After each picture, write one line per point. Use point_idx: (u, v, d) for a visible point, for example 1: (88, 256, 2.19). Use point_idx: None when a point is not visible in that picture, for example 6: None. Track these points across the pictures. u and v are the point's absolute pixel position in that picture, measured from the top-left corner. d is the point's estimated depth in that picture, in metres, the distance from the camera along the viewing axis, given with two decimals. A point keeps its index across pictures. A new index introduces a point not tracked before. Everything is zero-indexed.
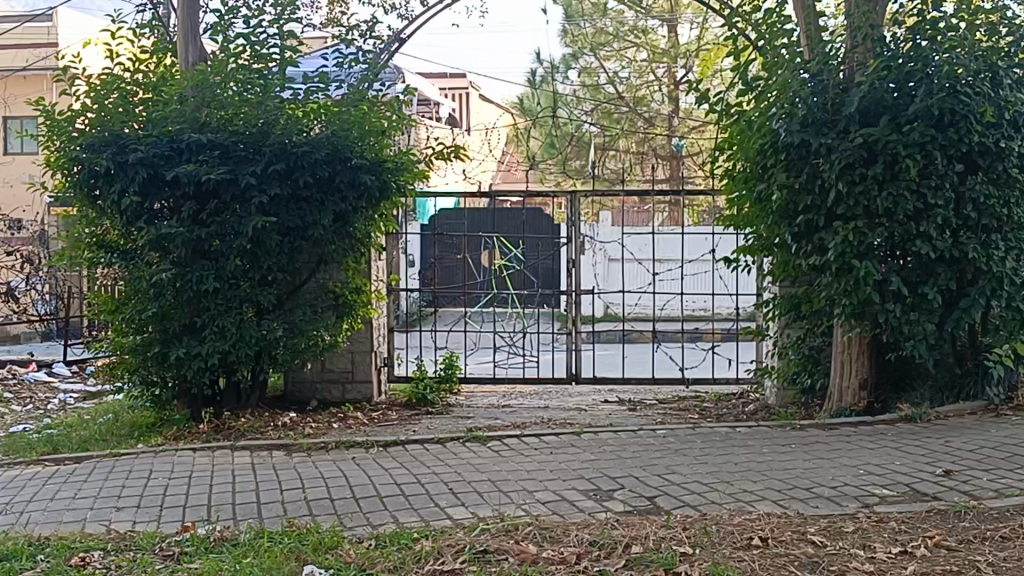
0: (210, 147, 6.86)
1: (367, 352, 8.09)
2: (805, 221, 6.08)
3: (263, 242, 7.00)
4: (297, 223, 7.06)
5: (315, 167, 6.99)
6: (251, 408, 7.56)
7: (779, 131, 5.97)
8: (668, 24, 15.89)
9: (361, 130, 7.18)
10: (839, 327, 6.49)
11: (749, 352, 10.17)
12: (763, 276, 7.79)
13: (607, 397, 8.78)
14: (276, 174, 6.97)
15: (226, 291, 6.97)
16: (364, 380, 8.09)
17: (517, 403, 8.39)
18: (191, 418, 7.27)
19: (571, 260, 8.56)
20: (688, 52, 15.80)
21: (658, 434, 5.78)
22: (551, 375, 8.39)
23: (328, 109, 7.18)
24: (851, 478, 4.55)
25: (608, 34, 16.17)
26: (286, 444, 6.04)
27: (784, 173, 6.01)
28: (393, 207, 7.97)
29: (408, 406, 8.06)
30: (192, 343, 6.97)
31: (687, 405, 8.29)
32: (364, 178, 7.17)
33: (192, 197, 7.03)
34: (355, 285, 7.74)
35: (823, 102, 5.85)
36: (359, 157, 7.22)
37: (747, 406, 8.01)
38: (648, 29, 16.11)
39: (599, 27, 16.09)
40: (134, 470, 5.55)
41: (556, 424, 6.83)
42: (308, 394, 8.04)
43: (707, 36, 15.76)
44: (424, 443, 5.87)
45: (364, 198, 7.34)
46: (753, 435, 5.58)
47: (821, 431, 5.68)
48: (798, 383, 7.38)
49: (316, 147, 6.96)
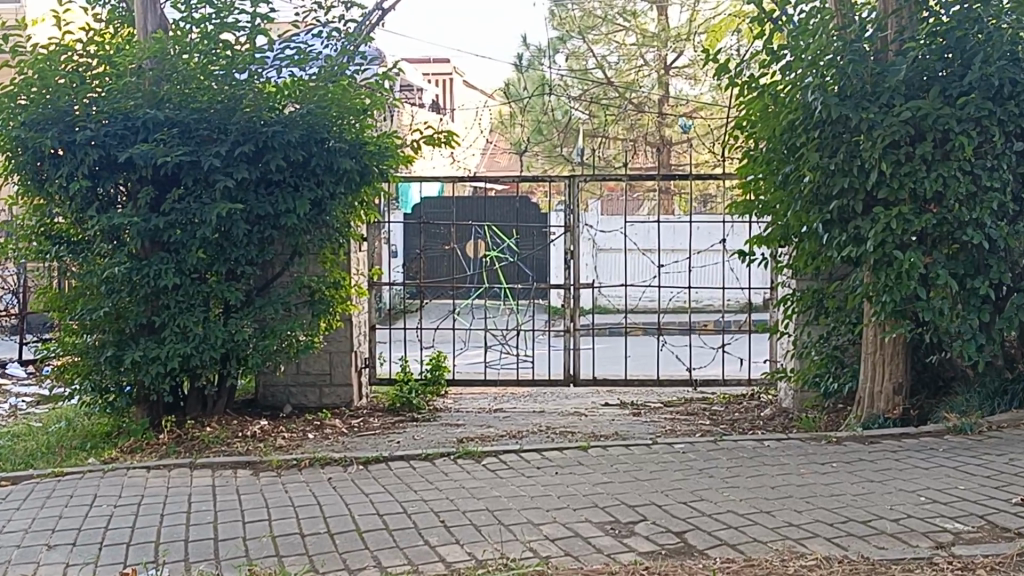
0: (170, 125, 6.14)
1: (346, 352, 7.39)
2: (840, 206, 5.39)
3: (230, 232, 6.27)
4: (267, 211, 6.33)
5: (289, 148, 6.29)
6: (218, 417, 6.84)
7: (812, 104, 5.29)
8: (657, 6, 15.13)
9: (339, 109, 6.47)
10: (874, 325, 5.88)
11: (758, 349, 9.50)
12: (781, 269, 7.12)
13: (608, 399, 8.11)
14: (244, 156, 6.25)
15: (188, 286, 6.26)
16: (343, 384, 7.39)
17: (509, 407, 7.71)
18: (150, 428, 6.56)
19: (569, 252, 7.86)
20: (680, 36, 15.03)
21: (675, 449, 5.09)
22: (548, 376, 7.71)
23: (303, 85, 6.47)
24: (914, 507, 3.89)
25: (597, 17, 15.22)
26: (254, 461, 5.33)
27: (816, 153, 5.33)
28: (376, 195, 7.27)
29: (391, 411, 7.38)
30: (150, 345, 6.25)
31: (695, 409, 7.62)
32: (343, 162, 6.47)
33: (151, 181, 6.30)
34: (332, 279, 7.03)
35: (863, 71, 5.17)
36: (338, 139, 6.51)
37: (761, 410, 7.34)
38: (637, 11, 15.05)
39: (587, 10, 15.20)
40: (76, 494, 4.82)
41: (556, 434, 6.14)
42: (281, 399, 7.35)
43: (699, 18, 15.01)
44: (409, 460, 5.17)
45: (343, 183, 6.63)
46: (785, 451, 4.91)
47: (861, 445, 5.02)
48: (820, 386, 6.71)
49: (288, 126, 6.25)
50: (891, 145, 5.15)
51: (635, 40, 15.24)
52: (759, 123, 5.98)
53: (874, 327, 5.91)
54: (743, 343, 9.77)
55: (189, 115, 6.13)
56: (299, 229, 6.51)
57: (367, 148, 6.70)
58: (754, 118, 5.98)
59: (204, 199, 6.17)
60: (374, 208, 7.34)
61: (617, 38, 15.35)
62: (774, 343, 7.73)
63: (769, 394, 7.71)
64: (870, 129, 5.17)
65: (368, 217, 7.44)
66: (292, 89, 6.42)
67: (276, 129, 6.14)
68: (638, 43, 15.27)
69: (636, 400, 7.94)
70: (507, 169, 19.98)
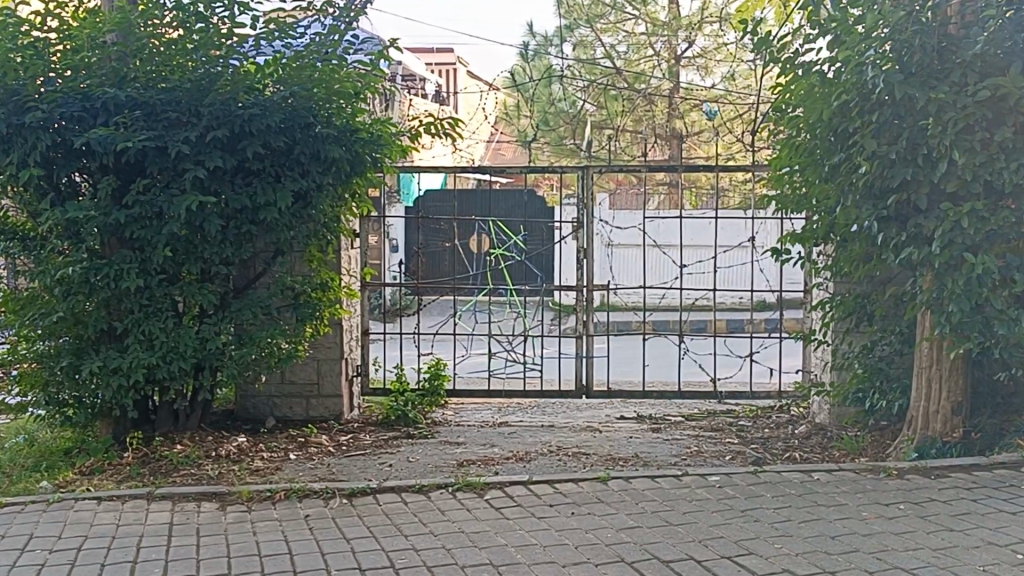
0: (132, 105, 5.42)
1: (336, 361, 6.69)
2: (899, 199, 4.67)
3: (202, 227, 5.56)
4: (244, 204, 5.61)
5: (269, 133, 5.59)
6: (191, 433, 6.11)
7: (870, 83, 4.57)
8: None
9: (328, 90, 5.78)
10: (931, 337, 5.22)
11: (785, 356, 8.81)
12: (820, 270, 6.40)
13: (623, 411, 7.40)
14: (219, 142, 5.54)
15: (154, 288, 5.55)
16: (332, 395, 6.71)
17: (514, 421, 7.03)
18: (114, 446, 5.85)
19: (580, 250, 7.14)
20: (693, 25, 14.32)
21: (710, 482, 4.39)
22: (558, 387, 7.01)
23: (287, 62, 5.75)
24: (1015, 568, 3.20)
25: (604, 5, 14.56)
26: (223, 491, 4.63)
27: (874, 140, 4.61)
28: (369, 187, 6.55)
29: (385, 426, 6.69)
30: (111, 354, 5.54)
31: (720, 424, 6.91)
32: (332, 149, 5.75)
33: (112, 169, 5.59)
34: (320, 280, 6.30)
35: (930, 44, 4.45)
36: (326, 125, 5.81)
37: (793, 427, 6.64)
38: None
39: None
40: (10, 533, 4.10)
41: (568, 459, 5.44)
42: (264, 411, 6.67)
43: (712, 7, 14.27)
44: (401, 493, 4.47)
45: (331, 173, 5.92)
46: (839, 487, 4.20)
47: (926, 478, 4.32)
48: (862, 402, 6.01)
49: (268, 110, 5.53)
50: (961, 129, 4.46)
51: (644, 29, 14.59)
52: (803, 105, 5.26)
53: (929, 342, 5.27)
54: (767, 350, 9.13)
55: (155, 95, 5.41)
56: (281, 225, 5.80)
57: (359, 134, 5.99)
58: (797, 100, 5.25)
59: (172, 189, 5.46)
60: (367, 202, 6.63)
61: (625, 27, 14.66)
62: (807, 352, 7.03)
63: (802, 407, 7.01)
64: (938, 111, 4.46)
65: (361, 210, 6.74)
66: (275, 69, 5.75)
67: (255, 111, 5.43)
68: (647, 31, 14.63)
69: (654, 413, 7.24)
70: (511, 161, 19.23)
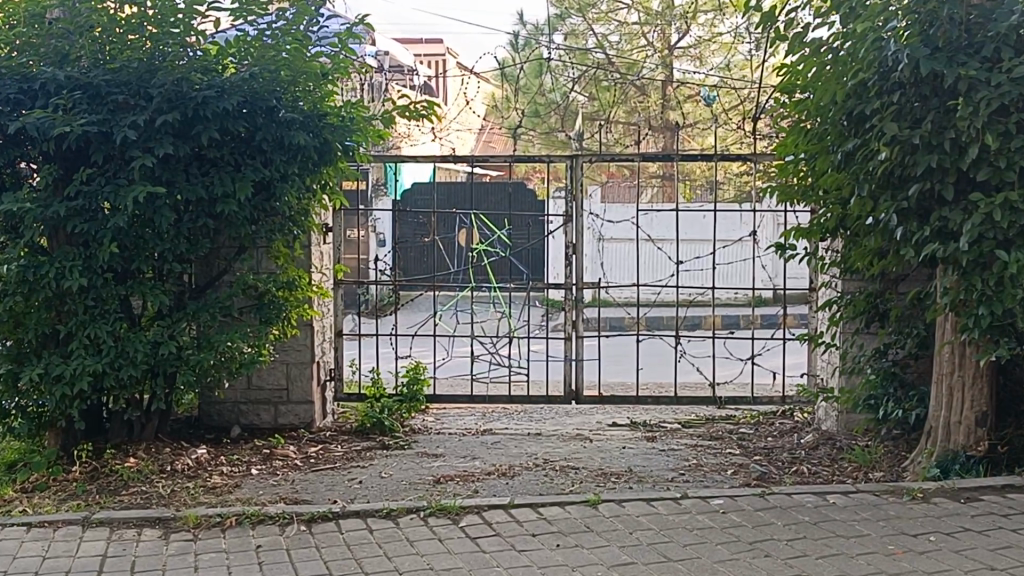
0: (74, 86, 4.93)
1: (306, 365, 6.20)
2: (922, 189, 4.20)
3: (153, 222, 5.07)
4: (200, 195, 5.11)
5: (227, 117, 5.11)
6: (147, 444, 5.61)
7: (890, 59, 4.10)
8: None
9: (293, 71, 5.28)
10: (954, 339, 4.77)
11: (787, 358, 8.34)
12: (828, 267, 5.92)
13: (616, 417, 6.93)
14: (172, 128, 5.05)
15: (100, 288, 5.06)
16: (302, 402, 6.22)
17: (499, 428, 6.55)
18: (60, 459, 5.36)
19: (569, 245, 6.65)
20: (687, 14, 13.83)
21: (713, 507, 3.92)
22: (546, 393, 6.53)
23: (247, 41, 5.26)
24: None
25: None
26: (168, 515, 4.15)
27: (893, 123, 4.14)
28: (340, 177, 6.05)
29: (359, 434, 6.21)
30: (54, 360, 5.05)
31: (719, 432, 6.45)
32: (297, 135, 5.26)
33: (55, 157, 5.10)
34: (286, 278, 5.80)
35: (959, 16, 3.98)
36: (291, 108, 5.33)
37: (799, 437, 6.17)
38: None
39: None
40: None
41: (556, 477, 4.96)
42: (229, 419, 6.19)
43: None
44: (368, 519, 4.00)
45: (297, 161, 5.43)
46: (858, 514, 3.74)
47: (956, 502, 3.87)
48: (874, 410, 5.54)
49: (225, 92, 5.04)
50: (992, 111, 4.00)
51: (637, 18, 14.12)
52: (813, 86, 4.78)
53: (951, 346, 4.81)
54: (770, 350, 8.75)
55: (101, 75, 4.92)
56: (242, 219, 5.31)
57: (327, 119, 5.50)
58: (808, 80, 4.78)
59: (119, 179, 4.98)
60: (339, 194, 6.14)
61: (617, 17, 14.19)
62: (813, 354, 6.56)
63: (808, 413, 6.54)
64: (967, 91, 4.00)
65: (333, 202, 6.25)
66: (237, 49, 5.26)
67: (210, 94, 4.94)
68: (641, 21, 14.16)
69: (650, 419, 6.77)
70: (499, 153, 18.69)
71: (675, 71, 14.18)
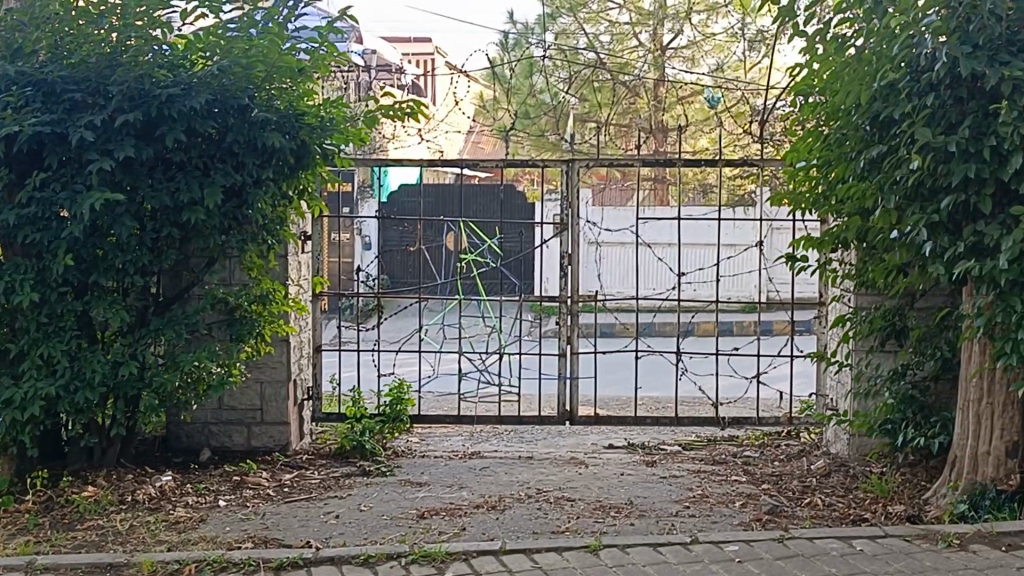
0: (25, 83, 4.51)
1: (282, 384, 5.79)
2: (955, 202, 3.82)
3: (113, 232, 4.65)
4: (165, 203, 4.70)
5: (194, 117, 4.70)
6: (108, 470, 5.19)
7: (925, 58, 3.72)
8: None
9: (268, 67, 4.87)
10: (986, 364, 4.38)
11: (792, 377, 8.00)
12: (842, 281, 5.52)
13: (612, 438, 6.52)
14: (134, 129, 4.63)
15: (55, 303, 4.64)
16: (277, 423, 5.80)
17: (488, 451, 6.15)
18: (12, 488, 4.93)
19: (565, 256, 6.24)
20: (680, 15, 13.44)
21: (728, 555, 3.52)
22: (539, 413, 6.12)
23: (218, 34, 4.84)
24: None
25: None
26: (121, 560, 3.74)
27: (926, 129, 3.75)
28: (320, 181, 5.63)
29: (339, 459, 5.80)
30: (4, 381, 4.62)
31: (722, 455, 6.05)
32: (272, 138, 4.85)
33: (5, 160, 4.68)
34: (260, 291, 5.39)
35: (1002, 11, 3.60)
36: (265, 108, 4.92)
37: (808, 461, 5.79)
38: None
39: None
40: None
41: (550, 512, 4.55)
42: (199, 441, 5.79)
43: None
44: (343, 568, 3.58)
45: (272, 166, 5.01)
46: (890, 566, 3.36)
47: (997, 552, 3.49)
48: (892, 437, 5.16)
49: (193, 90, 4.63)
50: None
51: (629, 18, 13.72)
52: (834, 88, 4.40)
53: (982, 372, 4.42)
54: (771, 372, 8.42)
55: (55, 71, 4.51)
56: (211, 228, 4.89)
57: (305, 119, 5.09)
58: (828, 79, 4.39)
59: (75, 185, 4.56)
60: (318, 201, 5.72)
61: (608, 17, 13.78)
62: (822, 372, 6.17)
63: (816, 435, 6.15)
64: (1011, 96, 3.63)
65: (311, 209, 5.84)
66: (207, 42, 4.84)
67: (175, 92, 4.53)
68: (632, 21, 13.76)
69: (648, 441, 6.37)
70: (488, 154, 18.25)
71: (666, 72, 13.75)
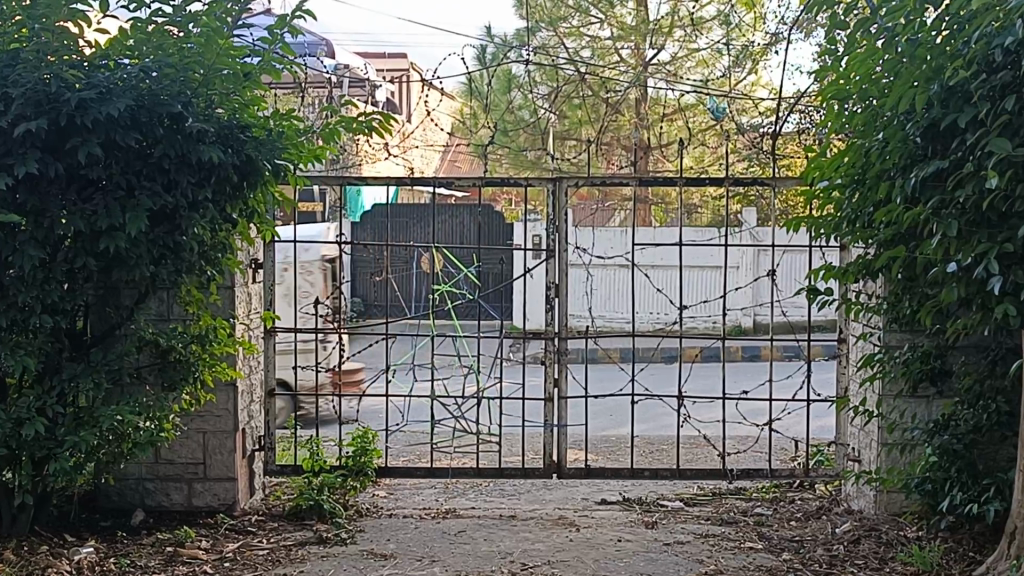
0: None
1: (229, 434, 5.03)
2: None
3: (17, 263, 3.91)
4: (80, 228, 3.96)
5: (112, 126, 3.99)
6: (18, 539, 4.41)
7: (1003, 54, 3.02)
8: None
9: (207, 70, 4.13)
10: None
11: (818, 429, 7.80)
12: (869, 317, 4.82)
13: (606, 493, 5.78)
14: (43, 141, 3.90)
15: None
16: (222, 479, 5.05)
17: (465, 509, 5.39)
18: None
19: (551, 286, 5.50)
20: (663, 30, 12.70)
21: None
22: (523, 467, 5.38)
23: (148, 30, 4.09)
24: None
25: (567, 7, 12.94)
26: None
27: (1004, 139, 3.05)
28: (271, 202, 4.87)
29: (294, 521, 5.03)
30: None
31: (732, 513, 5.33)
32: (210, 150, 4.12)
33: None
34: (199, 329, 4.64)
35: None
36: (203, 117, 4.20)
37: (831, 522, 5.08)
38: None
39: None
40: None
41: None
42: (132, 500, 5.04)
43: (683, 10, 12.68)
44: None
45: (210, 185, 4.27)
46: None
47: None
48: (932, 499, 4.45)
49: (113, 95, 3.90)
50: None
51: (610, 34, 12.93)
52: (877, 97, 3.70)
53: None
54: (783, 422, 7.75)
55: None
56: (138, 258, 4.15)
57: (250, 131, 4.36)
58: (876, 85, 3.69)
59: None
60: (269, 224, 4.98)
61: (589, 31, 13.02)
62: (842, 417, 5.46)
63: (835, 489, 5.43)
64: None
65: (262, 234, 5.07)
66: (134, 40, 4.10)
67: (90, 96, 3.81)
68: (613, 37, 12.99)
69: (647, 496, 5.64)
70: (465, 173, 17.51)
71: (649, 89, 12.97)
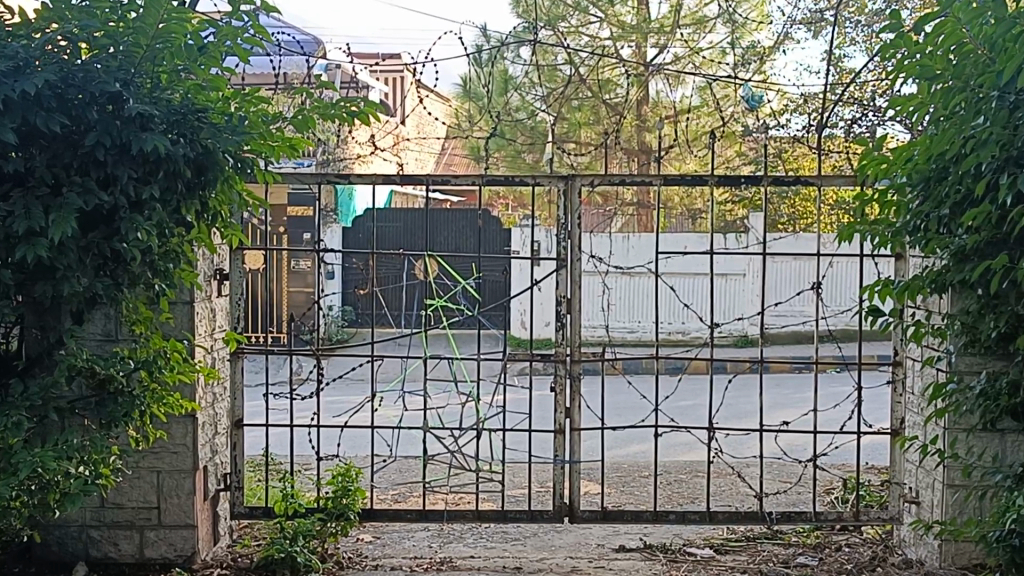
0: None
1: (187, 474, 4.30)
2: None
3: None
4: None
5: (31, 106, 3.27)
6: None
7: None
8: None
9: (151, 43, 3.40)
10: None
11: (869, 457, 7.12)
12: (941, 341, 4.07)
13: (626, 537, 5.06)
14: None
15: None
16: (177, 528, 4.31)
17: (462, 559, 4.66)
18: None
19: (562, 300, 4.75)
20: (665, 28, 11.90)
21: None
22: (532, 511, 4.64)
23: None
24: None
25: (565, 6, 12.01)
26: None
27: None
28: (235, 202, 4.12)
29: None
30: None
31: (772, 563, 4.61)
32: (154, 138, 3.39)
33: None
34: (147, 354, 3.91)
35: None
36: (148, 100, 3.48)
37: None
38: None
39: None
40: None
41: None
42: (74, 550, 4.32)
43: (685, 7, 11.86)
44: None
45: (157, 182, 3.55)
46: None
47: None
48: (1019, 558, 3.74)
49: (30, 70, 3.19)
50: None
51: (610, 33, 12.12)
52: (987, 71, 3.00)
53: None
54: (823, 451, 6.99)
55: None
56: (68, 268, 3.42)
57: (207, 119, 3.63)
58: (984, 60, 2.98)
59: None
60: (234, 228, 4.24)
61: (587, 30, 12.20)
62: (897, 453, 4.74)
63: (889, 535, 4.72)
64: None
65: (226, 241, 4.32)
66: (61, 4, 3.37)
67: None
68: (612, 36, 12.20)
69: (672, 542, 4.92)
70: (465, 175, 16.68)
71: (650, 90, 12.19)
